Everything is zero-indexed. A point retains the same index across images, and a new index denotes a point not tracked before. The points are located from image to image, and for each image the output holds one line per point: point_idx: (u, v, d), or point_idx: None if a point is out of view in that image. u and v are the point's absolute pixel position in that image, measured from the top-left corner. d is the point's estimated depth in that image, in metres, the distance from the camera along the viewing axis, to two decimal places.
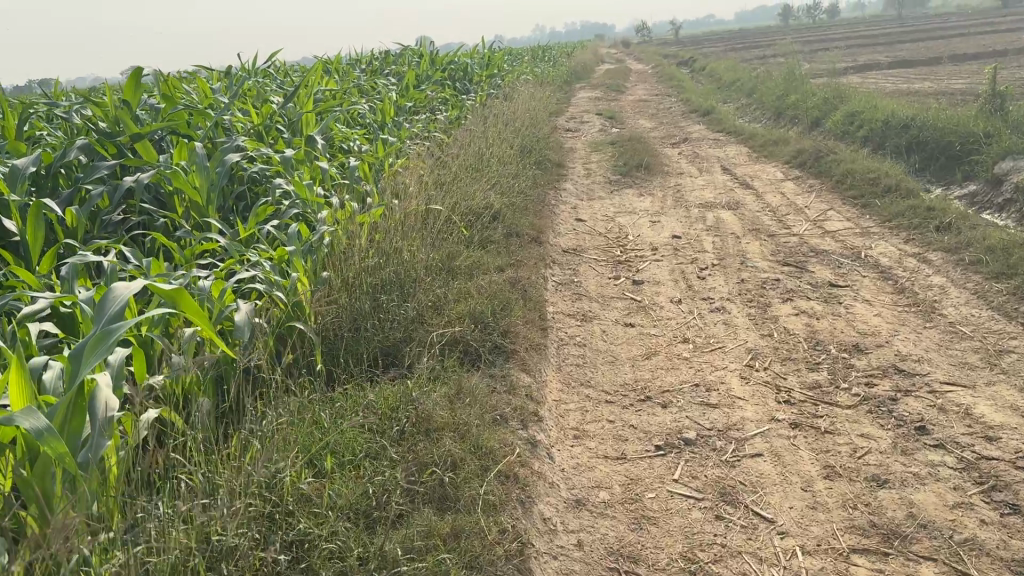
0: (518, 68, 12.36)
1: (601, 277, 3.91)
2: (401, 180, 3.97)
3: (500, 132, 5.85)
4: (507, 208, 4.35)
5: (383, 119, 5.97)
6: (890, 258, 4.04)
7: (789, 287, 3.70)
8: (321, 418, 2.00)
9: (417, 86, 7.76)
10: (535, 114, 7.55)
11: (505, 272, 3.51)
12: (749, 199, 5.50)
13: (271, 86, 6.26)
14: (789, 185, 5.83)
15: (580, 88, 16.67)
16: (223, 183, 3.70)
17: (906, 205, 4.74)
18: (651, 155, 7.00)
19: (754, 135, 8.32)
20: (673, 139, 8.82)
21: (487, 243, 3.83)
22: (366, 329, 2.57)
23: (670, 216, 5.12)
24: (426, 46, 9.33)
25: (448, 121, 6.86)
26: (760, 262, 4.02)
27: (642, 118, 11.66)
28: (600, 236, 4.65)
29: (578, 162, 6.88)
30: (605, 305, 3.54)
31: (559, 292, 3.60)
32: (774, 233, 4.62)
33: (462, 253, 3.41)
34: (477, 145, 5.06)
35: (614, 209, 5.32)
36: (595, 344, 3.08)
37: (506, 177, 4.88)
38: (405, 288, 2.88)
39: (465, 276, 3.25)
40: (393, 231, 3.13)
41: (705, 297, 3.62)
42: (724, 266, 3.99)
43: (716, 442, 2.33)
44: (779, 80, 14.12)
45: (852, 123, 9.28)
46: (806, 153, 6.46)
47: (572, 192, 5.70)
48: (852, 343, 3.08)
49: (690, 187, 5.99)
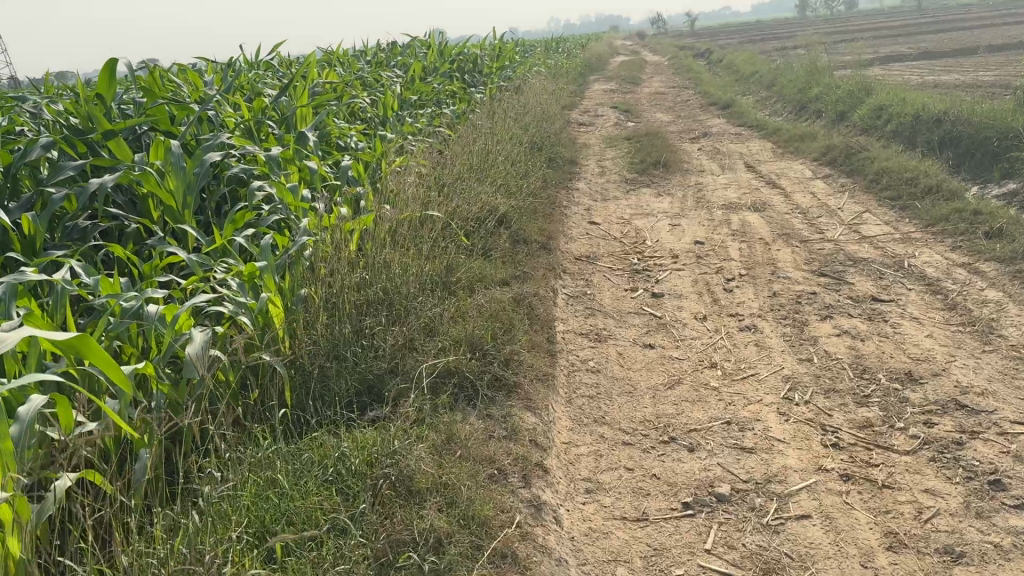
0: (530, 59, 12.00)
1: (616, 289, 3.55)
2: (397, 182, 3.62)
3: (509, 128, 5.49)
4: (514, 211, 4.00)
5: (385, 114, 5.63)
6: (937, 269, 3.65)
7: (826, 303, 3.32)
8: (279, 480, 1.66)
9: (424, 79, 7.42)
10: (547, 108, 7.19)
11: (511, 286, 3.16)
12: (776, 199, 5.12)
13: (268, 79, 5.93)
14: (819, 185, 5.44)
15: (594, 81, 16.29)
16: (202, 185, 3.36)
17: (950, 208, 4.35)
18: (669, 152, 6.63)
19: (777, 129, 7.92)
20: (692, 133, 8.43)
21: (492, 252, 3.48)
22: (346, 359, 2.22)
23: (691, 218, 4.75)
24: (435, 36, 8.98)
25: (455, 115, 6.51)
26: (792, 273, 3.65)
27: (658, 111, 11.27)
28: (615, 242, 4.30)
29: (592, 159, 6.52)
30: (621, 323, 3.19)
31: (570, 307, 3.24)
32: (806, 238, 4.24)
33: (462, 264, 3.06)
34: (484, 142, 4.71)
35: (629, 212, 4.96)
36: (611, 370, 2.72)
37: (514, 178, 4.54)
38: (394, 308, 2.53)
39: (465, 292, 2.91)
40: (383, 242, 2.78)
41: (733, 313, 3.26)
42: (753, 277, 3.62)
43: (755, 500, 1.97)
44: (800, 72, 13.66)
45: (879, 117, 8.85)
46: (834, 150, 6.06)
47: (586, 192, 5.35)
48: (903, 371, 2.71)
49: (712, 186, 5.61)
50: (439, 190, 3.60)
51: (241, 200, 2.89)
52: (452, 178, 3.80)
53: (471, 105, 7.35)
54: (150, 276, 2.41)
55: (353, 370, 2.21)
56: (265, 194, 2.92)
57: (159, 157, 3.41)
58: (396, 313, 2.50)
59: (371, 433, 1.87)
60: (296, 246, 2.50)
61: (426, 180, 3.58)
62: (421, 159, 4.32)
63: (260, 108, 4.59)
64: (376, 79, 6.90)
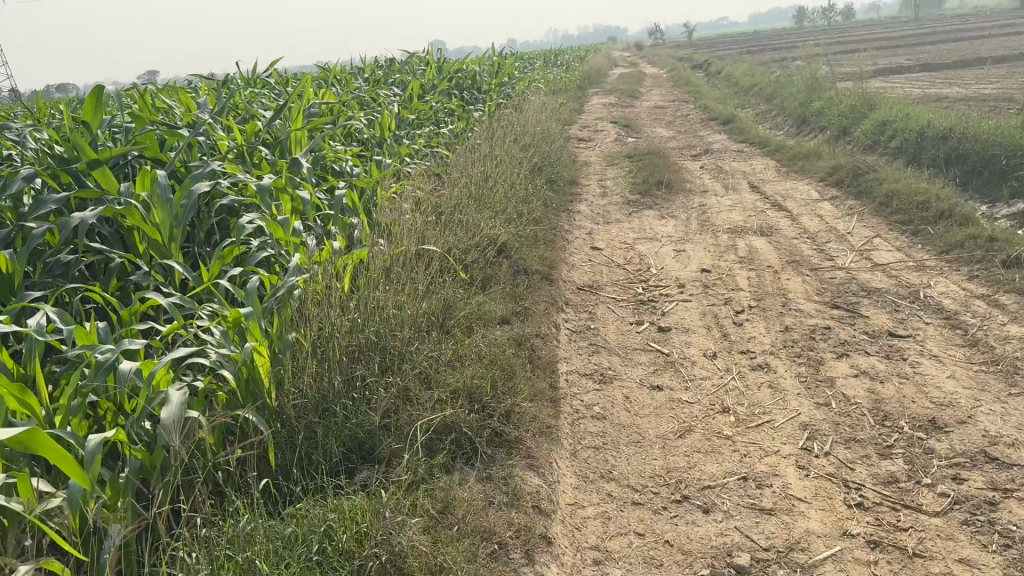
0: (529, 74, 11.89)
1: (621, 322, 3.41)
2: (392, 211, 3.48)
3: (508, 149, 5.36)
4: (514, 239, 3.86)
5: (382, 135, 5.49)
6: (954, 301, 3.51)
7: (841, 339, 3.18)
8: (257, 562, 1.51)
9: (421, 97, 7.29)
10: (547, 125, 7.06)
11: (511, 323, 3.01)
12: (783, 222, 4.98)
13: (262, 98, 5.79)
14: (826, 207, 5.30)
15: (593, 94, 16.19)
16: (190, 216, 3.21)
17: (964, 234, 4.21)
18: (672, 171, 6.49)
19: (781, 147, 7.79)
20: (694, 150, 8.30)
21: (491, 285, 3.33)
22: (336, 415, 2.07)
23: (697, 242, 4.61)
24: (433, 52, 8.86)
25: (453, 135, 6.38)
26: (804, 305, 3.51)
27: (658, 126, 11.15)
28: (619, 269, 4.16)
29: (593, 178, 6.38)
30: (627, 361, 3.04)
31: (573, 344, 3.09)
32: (816, 265, 4.10)
33: (461, 301, 2.91)
34: (483, 164, 4.56)
35: (632, 236, 4.81)
36: (618, 416, 2.57)
37: (514, 203, 4.40)
38: (388, 353, 2.38)
39: (463, 332, 2.76)
40: (377, 280, 2.64)
41: (744, 350, 3.11)
42: (764, 309, 3.47)
43: (777, 572, 1.82)
44: (801, 85, 13.56)
45: (883, 133, 8.73)
46: (841, 170, 5.93)
47: (588, 214, 5.21)
48: (927, 417, 2.56)
49: (717, 207, 5.47)
50: (438, 219, 3.45)
51: (231, 235, 2.75)
52: (451, 205, 3.66)
53: (469, 124, 7.22)
54: (128, 321, 2.26)
55: (343, 424, 2.06)
56: (256, 228, 2.78)
57: (146, 187, 3.27)
58: (391, 360, 2.35)
59: (361, 502, 1.73)
60: (285, 288, 2.36)
61: (424, 209, 3.44)
62: (418, 185, 4.19)
63: (253, 132, 4.46)
64: (372, 97, 6.77)
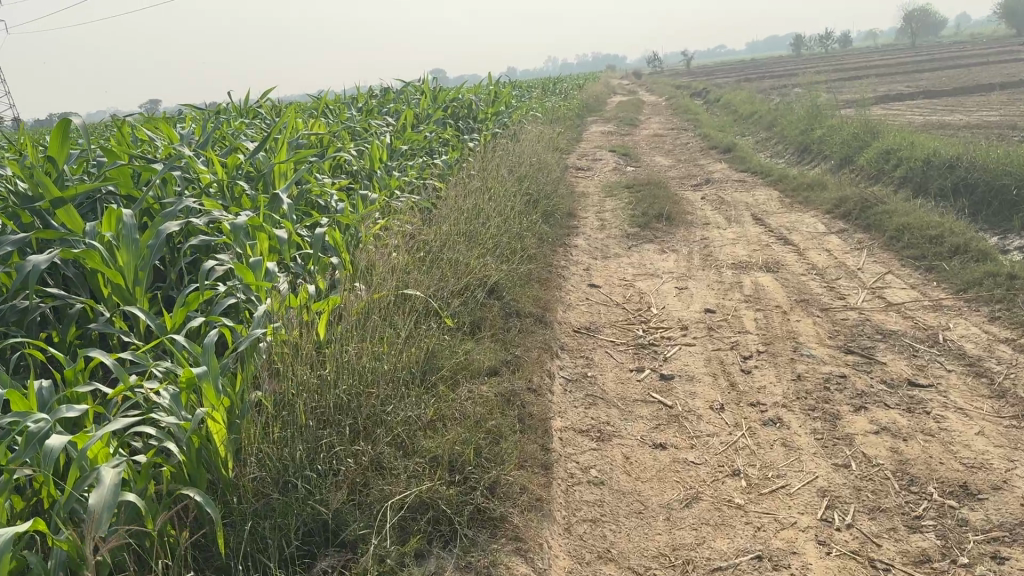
0: (527, 103, 11.77)
1: (620, 368, 3.18)
2: (375, 250, 3.27)
3: (503, 181, 5.16)
4: (506, 278, 3.65)
5: (372, 167, 5.30)
6: (977, 346, 3.28)
7: (858, 390, 2.95)
8: None
9: (415, 127, 7.11)
10: (544, 155, 6.87)
11: (501, 373, 2.78)
12: (789, 257, 4.76)
13: (249, 129, 5.61)
14: (833, 241, 5.09)
15: (592, 122, 16.07)
16: (158, 258, 2.99)
17: (982, 272, 3.99)
18: (672, 202, 6.29)
19: (783, 176, 7.60)
20: (694, 180, 8.11)
21: (479, 331, 3.11)
22: (296, 492, 1.84)
23: (700, 278, 4.39)
24: (428, 82, 8.71)
25: (446, 165, 6.19)
26: (816, 351, 3.28)
27: (657, 155, 10.99)
28: (618, 308, 3.93)
29: (591, 210, 6.18)
30: (627, 414, 2.80)
31: (568, 395, 2.86)
32: (826, 304, 3.88)
33: (445, 351, 2.69)
34: (474, 198, 4.36)
35: (632, 272, 4.59)
36: (617, 480, 2.33)
37: (507, 239, 4.19)
38: (360, 415, 2.15)
39: (448, 387, 2.53)
40: (353, 330, 2.42)
41: (754, 401, 2.88)
42: (773, 355, 3.25)
43: None
44: (801, 113, 13.42)
45: (887, 162, 8.55)
46: (847, 202, 5.73)
47: (585, 249, 4.99)
48: (958, 482, 2.32)
49: (720, 240, 5.26)
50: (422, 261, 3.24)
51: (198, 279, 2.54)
52: (437, 245, 3.45)
53: (464, 154, 7.03)
54: (72, 379, 2.04)
55: (304, 503, 1.83)
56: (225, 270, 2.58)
57: (112, 227, 3.04)
58: (365, 423, 2.13)
59: None
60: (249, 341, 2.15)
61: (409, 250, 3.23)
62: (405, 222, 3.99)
63: (235, 165, 4.26)
64: (364, 128, 6.59)
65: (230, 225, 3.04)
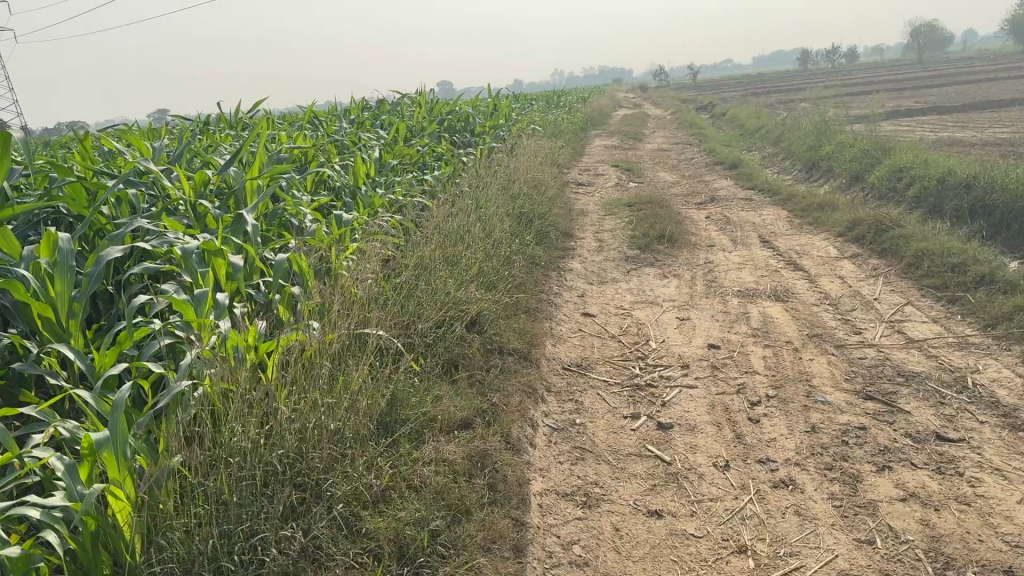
0: (528, 116, 11.48)
1: (613, 414, 2.85)
2: (342, 281, 2.97)
3: (494, 199, 4.85)
4: (490, 309, 3.33)
5: (356, 184, 5.00)
6: (1011, 392, 2.95)
7: (880, 446, 2.61)
8: None
9: (407, 141, 6.82)
10: (541, 171, 6.57)
11: (476, 424, 2.46)
12: (799, 285, 4.43)
13: (228, 142, 5.33)
14: (846, 267, 4.76)
15: (595, 135, 15.78)
16: (97, 287, 2.68)
17: (1011, 306, 3.65)
18: (675, 222, 5.97)
19: (792, 195, 7.28)
20: (698, 198, 7.80)
21: (455, 374, 2.79)
22: None
23: (703, 307, 4.06)
24: (424, 95, 8.44)
25: (437, 181, 5.88)
26: (832, 397, 2.95)
27: (661, 170, 10.69)
28: (613, 341, 3.61)
29: (589, 229, 5.86)
30: (619, 470, 2.47)
31: (553, 448, 2.54)
32: (842, 340, 3.55)
33: (411, 400, 2.38)
34: (460, 220, 4.05)
35: (630, 299, 4.26)
36: (603, 560, 2.00)
37: (493, 266, 3.87)
38: (297, 489, 1.88)
39: (410, 446, 2.22)
40: (301, 382, 2.12)
41: (762, 457, 2.55)
42: (785, 401, 2.91)
43: None
44: (809, 128, 13.11)
45: (899, 181, 8.22)
46: (860, 224, 5.40)
47: (581, 273, 4.67)
48: (1002, 567, 1.98)
49: (725, 264, 4.94)
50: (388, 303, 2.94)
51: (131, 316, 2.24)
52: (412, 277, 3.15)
53: (458, 169, 6.73)
54: None
55: None
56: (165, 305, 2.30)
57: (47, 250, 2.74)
58: (301, 499, 1.85)
59: None
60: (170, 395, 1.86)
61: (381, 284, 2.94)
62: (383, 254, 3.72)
63: (203, 182, 3.98)
64: (352, 142, 6.29)
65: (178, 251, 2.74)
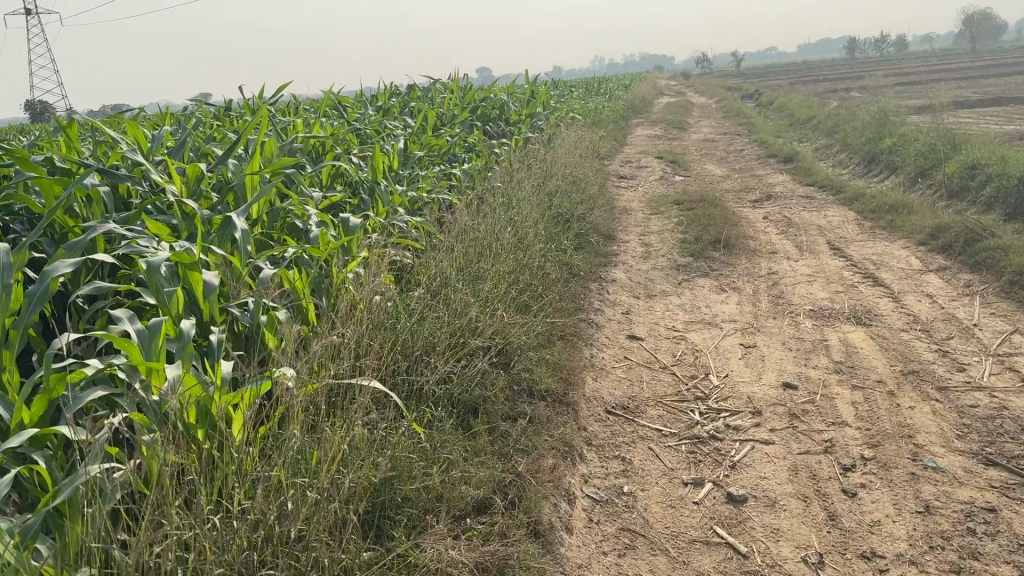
0: (568, 105, 10.90)
1: (669, 477, 2.29)
2: (339, 309, 2.46)
3: (526, 199, 4.31)
4: (519, 338, 2.79)
5: (375, 179, 4.50)
6: None
7: (1018, 537, 2.01)
8: None
9: (435, 130, 6.30)
10: (581, 166, 6.01)
11: (496, 510, 1.92)
12: (881, 305, 3.81)
13: (235, 130, 4.85)
14: (933, 283, 4.12)
15: (638, 125, 15.11)
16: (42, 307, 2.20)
17: None
18: (730, 224, 5.37)
19: (857, 194, 6.60)
20: (752, 195, 7.16)
21: (471, 428, 2.26)
22: None
23: (770, 330, 3.48)
24: (457, 80, 7.90)
25: (466, 175, 5.35)
26: (945, 463, 2.35)
27: (709, 163, 10.03)
28: (664, 373, 3.05)
29: (633, 231, 5.28)
30: (678, 565, 1.91)
31: (594, 533, 1.99)
32: (945, 380, 2.94)
33: (415, 471, 1.87)
34: (487, 227, 3.52)
35: (683, 319, 3.69)
36: None
37: (523, 282, 3.33)
38: None
39: (407, 541, 1.70)
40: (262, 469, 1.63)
41: (865, 550, 1.97)
42: (886, 470, 2.32)
43: None
44: (867, 119, 12.31)
45: (973, 178, 7.48)
46: (945, 232, 4.74)
47: (626, 284, 4.10)
48: None
49: (791, 276, 4.33)
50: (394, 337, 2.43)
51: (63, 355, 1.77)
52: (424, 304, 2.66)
53: (491, 162, 6.19)
54: None
55: None
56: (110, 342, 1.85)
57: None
58: None
59: None
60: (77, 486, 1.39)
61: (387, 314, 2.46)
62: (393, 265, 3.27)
63: (196, 177, 3.52)
64: (376, 131, 5.79)
65: (146, 265, 2.27)
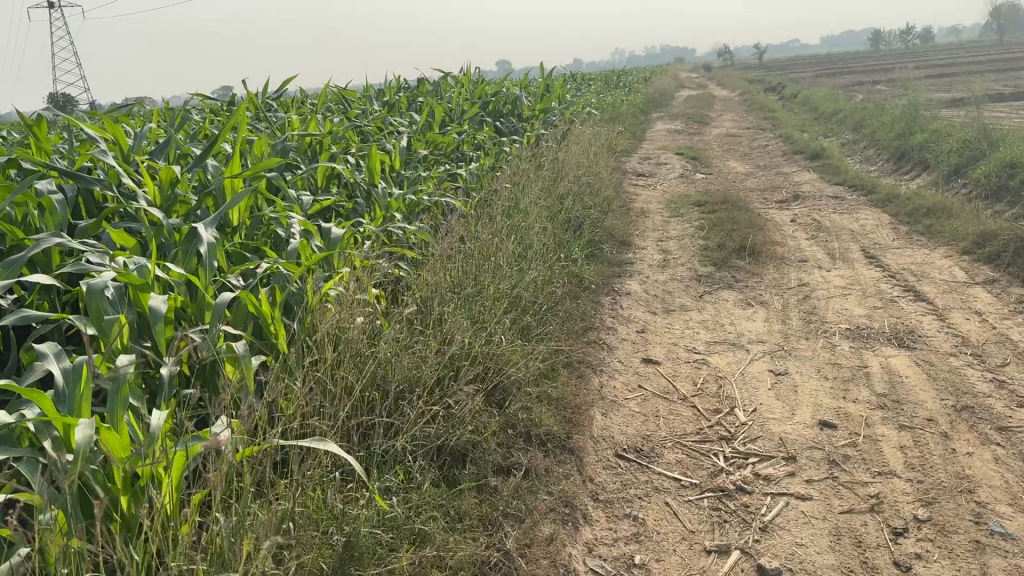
0: (584, 99, 10.54)
1: (688, 543, 1.94)
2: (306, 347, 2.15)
3: (533, 204, 3.97)
4: (518, 369, 2.45)
5: (372, 181, 4.18)
6: None
7: None
8: None
9: (442, 127, 5.98)
10: (596, 165, 5.66)
11: None
12: (924, 324, 3.44)
13: (226, 128, 4.56)
14: (981, 298, 3.73)
15: (658, 119, 14.71)
16: None
17: None
18: (755, 228, 5.00)
19: (891, 195, 6.20)
20: (778, 195, 6.78)
21: (455, 485, 1.93)
22: None
23: (802, 354, 3.12)
24: (468, 74, 7.57)
25: (472, 176, 5.03)
26: (1016, 529, 1.99)
27: (731, 159, 9.64)
28: (683, 405, 2.70)
29: (651, 236, 4.93)
30: None
31: None
32: (1006, 417, 2.56)
33: (380, 552, 1.56)
34: (487, 239, 3.20)
35: (704, 339, 3.34)
36: None
37: (525, 300, 3.00)
38: None
39: None
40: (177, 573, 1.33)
41: None
42: (946, 536, 1.97)
43: None
44: (896, 113, 11.84)
45: (1013, 177, 7.05)
46: (992, 240, 4.34)
47: (641, 298, 3.76)
48: None
49: (823, 288, 3.97)
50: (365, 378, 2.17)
51: None
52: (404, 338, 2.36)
53: (500, 161, 5.86)
54: None
55: None
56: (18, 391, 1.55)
57: None
58: None
59: None
60: None
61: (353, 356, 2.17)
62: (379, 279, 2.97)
63: (170, 180, 3.23)
64: (378, 128, 5.48)
65: (87, 289, 1.97)
